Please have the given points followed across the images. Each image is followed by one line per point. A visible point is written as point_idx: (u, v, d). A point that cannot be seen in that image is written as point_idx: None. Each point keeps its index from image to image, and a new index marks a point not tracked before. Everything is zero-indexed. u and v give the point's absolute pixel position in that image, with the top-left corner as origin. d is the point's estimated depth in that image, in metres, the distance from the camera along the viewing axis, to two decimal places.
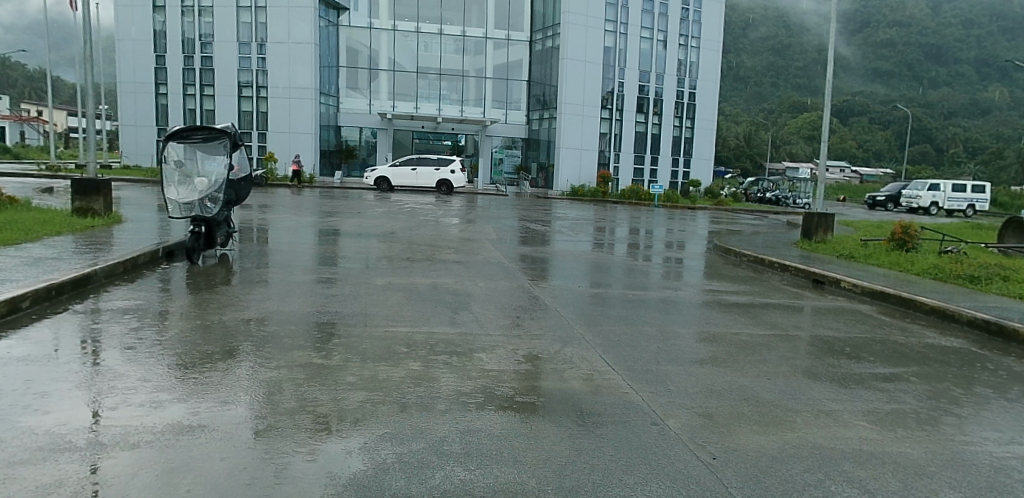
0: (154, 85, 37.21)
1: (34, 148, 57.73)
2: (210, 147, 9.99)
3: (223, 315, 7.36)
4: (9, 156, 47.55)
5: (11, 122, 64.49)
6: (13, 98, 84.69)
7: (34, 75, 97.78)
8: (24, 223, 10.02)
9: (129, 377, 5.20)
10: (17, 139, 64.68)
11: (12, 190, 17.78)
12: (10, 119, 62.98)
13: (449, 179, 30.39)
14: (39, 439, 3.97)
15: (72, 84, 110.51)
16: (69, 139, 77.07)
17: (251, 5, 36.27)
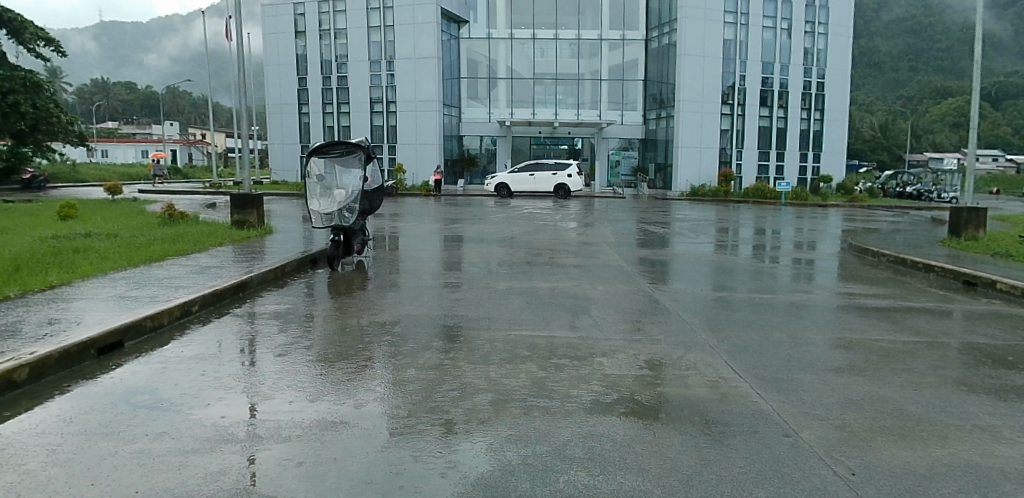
0: (298, 105, 40.32)
1: (199, 168, 64.16)
2: (347, 160, 10.75)
3: (361, 318, 7.93)
4: (179, 176, 53.08)
5: (181, 146, 72.31)
6: (181, 124, 95.01)
7: (198, 101, 109.08)
8: (193, 235, 11.25)
9: (282, 376, 5.73)
10: (185, 160, 72.06)
11: (183, 207, 19.86)
12: (179, 143, 70.55)
13: (567, 183, 30.57)
14: (206, 429, 4.49)
15: (228, 108, 122.31)
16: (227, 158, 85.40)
17: (380, 25, 38.37)
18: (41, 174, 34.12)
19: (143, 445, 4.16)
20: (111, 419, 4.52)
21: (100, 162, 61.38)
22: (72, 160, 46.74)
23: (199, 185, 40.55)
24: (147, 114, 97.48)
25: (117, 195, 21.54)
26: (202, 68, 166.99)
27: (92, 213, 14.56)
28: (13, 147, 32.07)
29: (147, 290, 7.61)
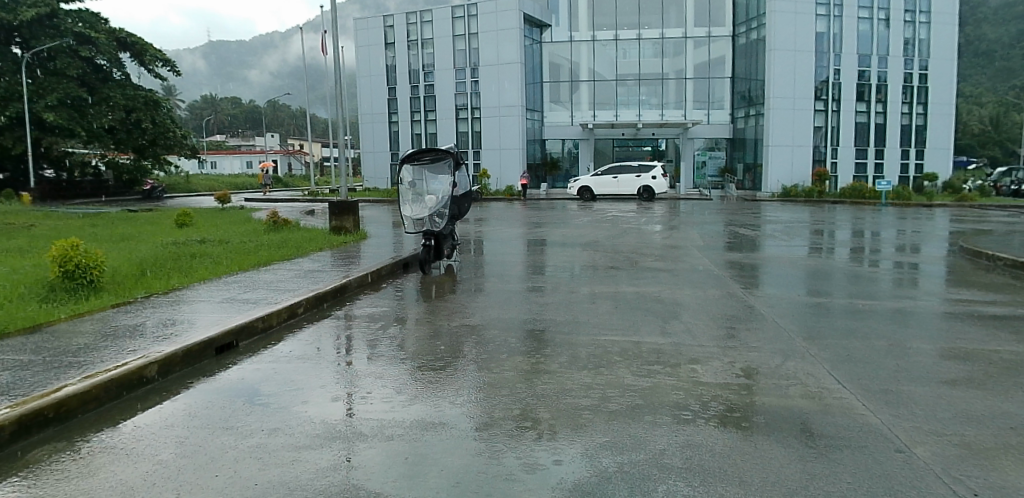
0: (388, 114, 41.72)
1: (298, 176, 67.34)
2: (437, 166, 10.98)
3: (452, 321, 8.13)
4: (279, 185, 56.04)
5: (281, 156, 76.30)
6: (281, 135, 100.43)
7: (295, 113, 114.97)
8: (295, 241, 11.85)
9: (381, 377, 5.94)
10: (285, 170, 75.98)
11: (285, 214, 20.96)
12: (279, 153, 74.51)
13: (651, 185, 30.16)
14: (315, 426, 4.72)
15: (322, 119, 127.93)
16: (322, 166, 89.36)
17: (465, 33, 39.17)
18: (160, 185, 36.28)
19: (258, 440, 4.40)
20: (231, 413, 4.84)
21: (210, 173, 65.71)
22: (186, 171, 50.29)
23: (297, 193, 42.68)
24: (250, 126, 103.61)
25: (227, 203, 23.00)
26: (299, 82, 175.70)
27: (205, 220, 15.61)
28: (136, 160, 34.80)
29: (258, 292, 8.10)
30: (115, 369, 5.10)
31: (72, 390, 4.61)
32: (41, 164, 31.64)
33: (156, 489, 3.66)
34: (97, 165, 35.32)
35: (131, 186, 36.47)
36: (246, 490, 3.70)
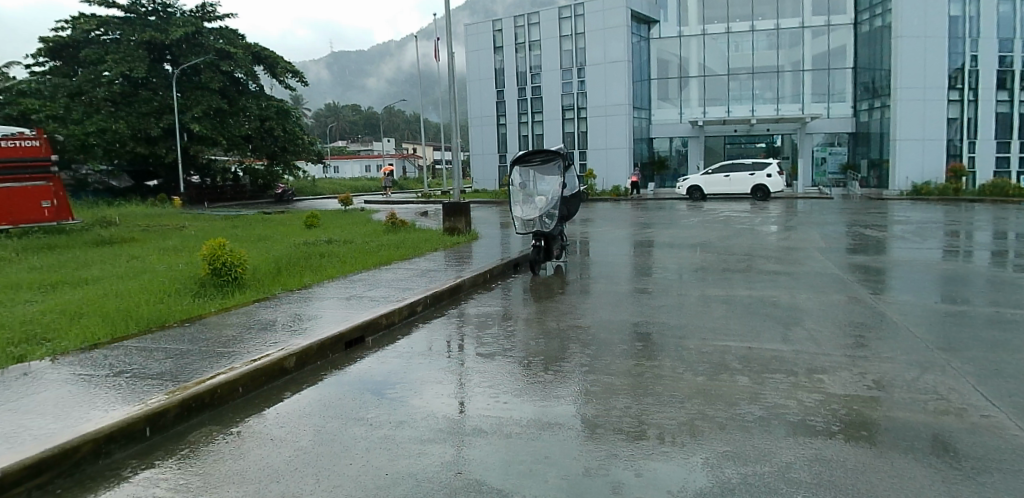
0: (496, 117, 42.50)
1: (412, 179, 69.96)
2: (547, 168, 11.13)
3: (564, 322, 8.17)
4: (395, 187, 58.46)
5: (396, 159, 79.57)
6: (396, 139, 104.57)
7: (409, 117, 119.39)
8: (411, 241, 12.33)
9: (498, 376, 6.06)
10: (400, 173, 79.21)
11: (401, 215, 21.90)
12: (394, 156, 77.73)
13: (766, 183, 28.91)
14: (438, 420, 4.85)
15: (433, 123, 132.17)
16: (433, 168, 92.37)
17: (572, 33, 39.24)
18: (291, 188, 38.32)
19: (386, 432, 4.57)
20: (361, 405, 5.09)
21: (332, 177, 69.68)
22: (311, 175, 53.57)
23: (410, 195, 44.32)
24: (369, 131, 108.55)
25: (349, 205, 24.30)
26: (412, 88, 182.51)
27: (330, 222, 16.60)
28: (269, 165, 37.41)
29: (380, 291, 8.51)
30: (257, 360, 5.51)
31: (221, 379, 5.03)
32: (190, 170, 34.66)
33: (296, 475, 3.87)
34: (236, 170, 38.27)
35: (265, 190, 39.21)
36: (377, 479, 3.82)
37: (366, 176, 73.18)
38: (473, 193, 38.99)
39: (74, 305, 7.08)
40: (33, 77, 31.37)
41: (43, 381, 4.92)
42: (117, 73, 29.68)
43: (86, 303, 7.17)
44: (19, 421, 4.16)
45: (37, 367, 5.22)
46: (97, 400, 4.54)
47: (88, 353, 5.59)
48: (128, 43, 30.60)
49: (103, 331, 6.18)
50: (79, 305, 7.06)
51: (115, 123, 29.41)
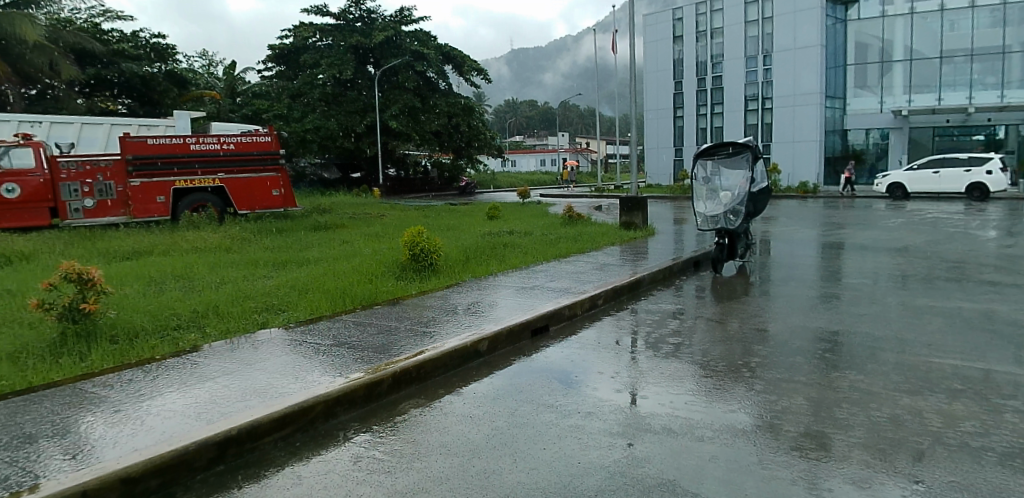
0: (673, 109, 41.44)
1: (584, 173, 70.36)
2: (734, 160, 10.71)
3: (750, 325, 7.82)
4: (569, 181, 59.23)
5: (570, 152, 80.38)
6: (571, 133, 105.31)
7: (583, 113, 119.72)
8: (590, 235, 12.47)
9: (683, 374, 5.93)
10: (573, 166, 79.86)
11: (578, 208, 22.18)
12: (568, 150, 78.57)
13: (984, 181, 25.29)
14: (625, 415, 4.82)
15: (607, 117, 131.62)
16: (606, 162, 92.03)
17: (758, 18, 37.17)
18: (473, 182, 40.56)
19: (576, 421, 4.65)
20: (549, 393, 5.25)
21: (509, 171, 72.13)
22: (491, 169, 55.68)
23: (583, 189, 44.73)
24: (545, 126, 110.29)
25: (527, 198, 25.03)
26: (588, 83, 183.08)
27: (511, 214, 17.26)
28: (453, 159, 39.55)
29: (561, 282, 8.71)
30: (454, 342, 5.90)
31: (426, 356, 5.47)
32: (387, 164, 37.40)
33: (494, 453, 4.07)
34: (425, 164, 40.78)
35: (450, 183, 41.37)
36: (570, 467, 3.90)
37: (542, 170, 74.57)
38: (648, 188, 38.31)
39: (300, 281, 8.06)
40: (263, 80, 35.63)
41: (281, 346, 5.66)
42: (328, 76, 32.88)
43: (310, 280, 8.12)
44: (267, 379, 4.83)
45: (277, 333, 6.04)
46: (325, 367, 5.14)
47: (314, 324, 6.36)
48: (338, 48, 33.68)
49: (325, 306, 6.98)
50: (305, 282, 8.01)
51: (326, 121, 32.66)
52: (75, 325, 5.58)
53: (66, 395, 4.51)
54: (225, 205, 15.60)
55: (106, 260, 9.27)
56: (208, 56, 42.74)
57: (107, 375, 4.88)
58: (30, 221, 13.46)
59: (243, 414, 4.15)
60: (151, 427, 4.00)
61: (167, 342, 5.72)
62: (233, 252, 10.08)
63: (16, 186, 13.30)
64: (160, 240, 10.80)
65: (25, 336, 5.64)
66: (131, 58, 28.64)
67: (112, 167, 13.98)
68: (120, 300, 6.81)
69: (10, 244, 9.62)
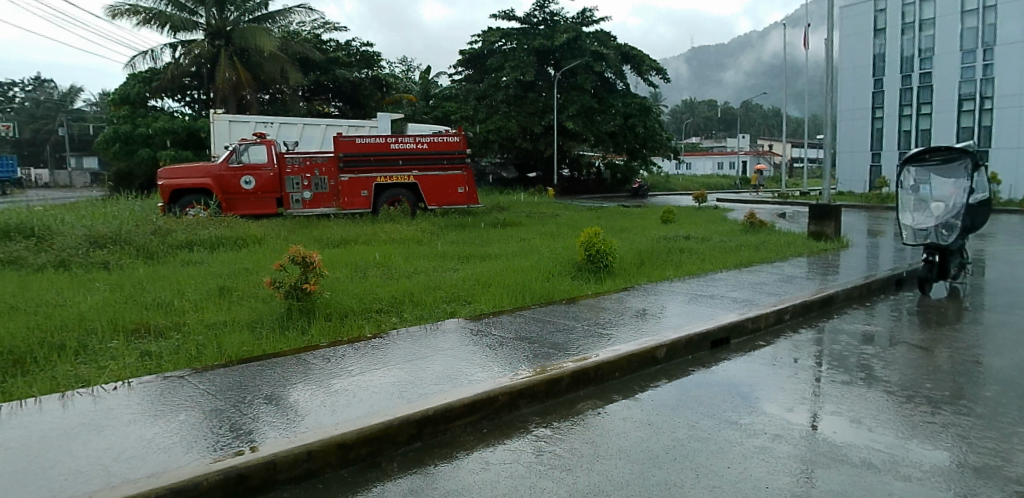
0: (871, 110, 37.85)
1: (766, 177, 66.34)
2: (949, 167, 9.66)
3: (962, 355, 6.97)
4: (749, 186, 56.25)
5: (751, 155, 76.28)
6: (751, 135, 99.98)
7: (766, 113, 113.07)
8: (774, 244, 11.82)
9: (881, 403, 5.42)
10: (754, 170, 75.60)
11: (760, 216, 21.06)
12: (749, 152, 74.59)
13: None
14: (815, 442, 4.52)
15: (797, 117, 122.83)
16: (792, 166, 85.97)
17: (977, 8, 32.74)
18: (646, 184, 39.92)
19: (762, 442, 4.45)
20: (731, 409, 5.07)
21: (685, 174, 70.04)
22: (666, 172, 54.52)
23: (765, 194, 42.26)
24: (723, 127, 105.66)
25: (704, 203, 24.20)
26: (775, 82, 172.25)
27: (687, 218, 16.83)
28: (627, 161, 39.24)
29: (744, 293, 8.35)
30: (634, 345, 5.92)
31: (605, 357, 5.54)
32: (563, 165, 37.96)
33: (676, 465, 4.02)
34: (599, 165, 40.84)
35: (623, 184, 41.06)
36: (756, 489, 3.75)
37: (718, 173, 71.60)
38: (839, 196, 35.32)
39: (484, 275, 8.52)
40: (453, 83, 37.69)
41: (468, 335, 6.03)
42: (512, 78, 34.07)
43: (493, 275, 8.56)
44: (459, 366, 5.16)
45: (464, 323, 6.47)
46: (510, 359, 5.40)
47: (498, 317, 6.72)
48: (522, 51, 34.79)
49: (507, 300, 7.34)
50: (488, 276, 8.46)
51: (508, 122, 33.99)
52: (299, 302, 6.38)
53: (291, 364, 5.16)
54: (417, 200, 16.79)
55: (319, 246, 10.42)
56: (406, 60, 46.01)
57: (323, 350, 5.53)
58: (261, 209, 15.47)
59: (438, 396, 4.48)
60: (361, 400, 4.46)
61: (370, 323, 6.37)
62: (423, 244, 10.87)
63: (252, 178, 15.33)
64: (362, 230, 11.91)
65: (259, 309, 6.55)
66: (344, 65, 31.61)
67: (326, 164, 15.68)
68: (332, 283, 7.65)
69: (244, 228, 11.14)
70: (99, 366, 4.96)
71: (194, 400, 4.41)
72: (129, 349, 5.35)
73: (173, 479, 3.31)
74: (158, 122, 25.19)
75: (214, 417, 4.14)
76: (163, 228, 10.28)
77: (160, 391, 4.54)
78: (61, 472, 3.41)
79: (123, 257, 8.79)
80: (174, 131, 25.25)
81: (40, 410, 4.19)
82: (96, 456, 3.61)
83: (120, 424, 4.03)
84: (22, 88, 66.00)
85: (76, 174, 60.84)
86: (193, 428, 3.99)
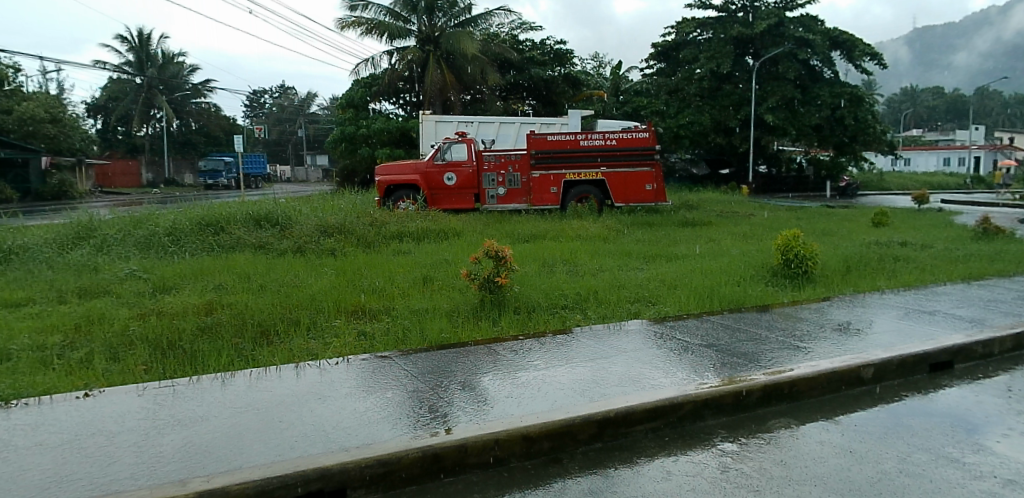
0: None
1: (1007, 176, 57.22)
2: None
3: None
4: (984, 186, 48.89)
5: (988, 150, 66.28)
6: (988, 127, 86.83)
7: (1010, 101, 97.32)
8: (1015, 256, 10.18)
9: None
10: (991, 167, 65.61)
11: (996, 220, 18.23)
12: (985, 147, 64.85)
13: None
14: None
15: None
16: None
17: None
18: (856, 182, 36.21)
19: (990, 487, 3.87)
20: (951, 445, 4.46)
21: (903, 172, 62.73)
22: (879, 170, 49.16)
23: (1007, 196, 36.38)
24: (952, 118, 92.92)
25: (924, 204, 21.51)
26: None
27: (904, 222, 15.06)
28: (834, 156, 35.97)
29: (973, 312, 7.29)
30: (835, 363, 5.47)
31: (800, 373, 5.18)
32: (759, 161, 35.80)
33: None
34: (800, 161, 37.91)
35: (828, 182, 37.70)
36: None
37: (944, 171, 63.18)
38: None
39: (670, 276, 8.37)
40: (645, 78, 37.10)
41: (652, 338, 5.98)
42: (706, 70, 32.71)
43: (680, 276, 8.37)
44: (642, 369, 5.15)
45: (647, 324, 6.43)
46: (695, 366, 5.27)
47: (684, 321, 6.58)
48: (718, 41, 33.09)
49: (694, 304, 7.15)
50: (675, 277, 8.29)
51: (701, 116, 32.83)
52: (491, 294, 6.77)
53: (483, 353, 5.50)
54: (605, 197, 16.84)
55: (510, 240, 10.91)
56: (597, 55, 46.07)
57: (511, 342, 5.82)
58: (460, 204, 16.54)
59: (620, 399, 4.51)
60: (545, 395, 4.63)
61: (556, 319, 6.57)
62: (609, 241, 10.92)
63: (453, 175, 16.42)
64: (551, 226, 12.27)
65: (456, 298, 7.06)
66: (539, 63, 32.58)
67: (519, 161, 16.35)
68: (521, 277, 8.01)
69: (445, 221, 12.01)
70: (324, 342, 5.71)
71: (399, 380, 4.88)
72: (347, 328, 6.06)
73: (380, 451, 3.69)
74: (376, 122, 27.79)
75: (413, 398, 4.55)
76: (377, 220, 11.41)
77: (371, 370, 5.09)
78: (294, 433, 3.98)
79: (345, 245, 9.90)
80: (389, 131, 27.71)
81: (280, 377, 4.92)
82: (321, 422, 4.15)
83: (339, 396, 4.59)
84: (272, 95, 76.91)
85: (310, 170, 69.59)
86: (398, 405, 4.42)
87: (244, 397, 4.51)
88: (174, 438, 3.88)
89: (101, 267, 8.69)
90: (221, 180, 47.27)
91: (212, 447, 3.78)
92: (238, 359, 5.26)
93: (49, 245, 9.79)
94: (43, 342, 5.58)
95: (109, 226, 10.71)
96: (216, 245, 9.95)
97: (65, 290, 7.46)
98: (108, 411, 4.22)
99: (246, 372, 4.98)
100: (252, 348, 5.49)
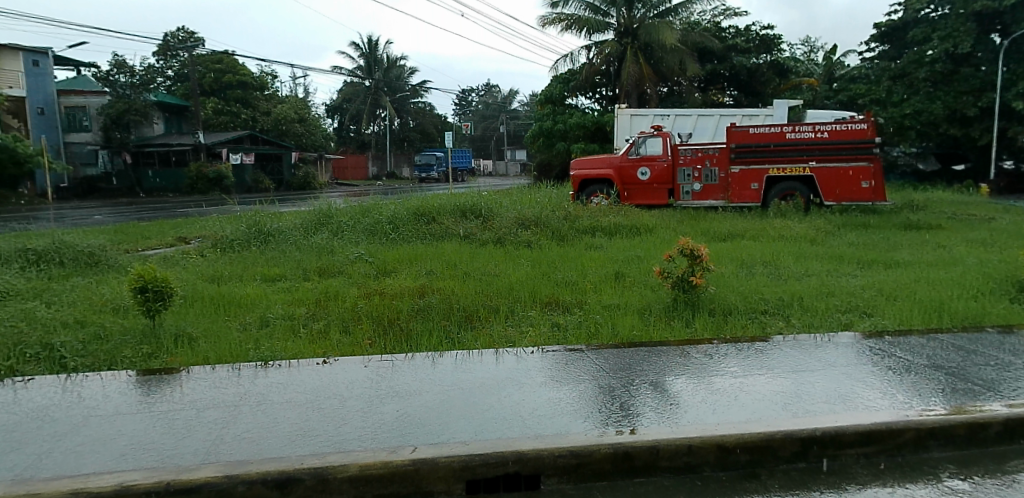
0: None
1: None
2: None
3: None
4: None
5: None
6: None
7: None
8: None
9: None
10: None
11: None
12: None
13: None
14: None
15: None
16: None
17: None
18: None
19: None
20: None
21: None
22: None
23: None
24: None
25: None
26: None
27: None
28: None
29: None
30: None
31: None
32: (1005, 156, 30.78)
33: None
34: None
35: None
36: None
37: None
38: None
39: (890, 286, 7.55)
40: (864, 62, 33.52)
41: (866, 354, 5.47)
42: (940, 52, 28.62)
43: (903, 286, 7.52)
44: (855, 388, 4.74)
45: (860, 338, 5.89)
46: (920, 389, 4.73)
47: (905, 337, 5.91)
48: (956, 17, 28.58)
49: (918, 319, 6.40)
50: (896, 287, 7.46)
51: (931, 104, 28.96)
52: (685, 294, 6.64)
53: (675, 355, 5.43)
54: (813, 194, 15.57)
55: (705, 239, 10.57)
56: (808, 39, 42.46)
57: (706, 345, 5.66)
58: (654, 199, 16.40)
59: (828, 418, 4.21)
60: (742, 404, 4.47)
61: (755, 324, 6.26)
62: (817, 244, 10.12)
63: (648, 169, 16.32)
64: (750, 225, 11.66)
65: (648, 296, 7.02)
66: (743, 51, 30.88)
67: (717, 155, 15.74)
68: (719, 279, 7.75)
69: (638, 217, 11.93)
70: (522, 331, 6.01)
71: (591, 375, 4.99)
72: (543, 319, 6.32)
73: (572, 443, 3.82)
74: (573, 117, 28.23)
75: (606, 394, 4.63)
76: (572, 214, 11.66)
77: (566, 362, 5.26)
78: (495, 416, 4.25)
79: (540, 238, 10.26)
80: (584, 126, 28.04)
81: (482, 361, 5.27)
82: (516, 408, 4.38)
83: (536, 385, 4.81)
84: (478, 93, 81.67)
85: (510, 164, 72.93)
86: (591, 400, 4.53)
87: (451, 378, 4.90)
88: (391, 408, 4.34)
89: (335, 250, 9.89)
90: (433, 174, 51.89)
91: (423, 420, 4.17)
92: (446, 341, 5.72)
93: (297, 229, 11.36)
94: (292, 313, 6.53)
95: (342, 213, 12.14)
96: (427, 234, 10.86)
97: (308, 269, 8.64)
98: (340, 378, 4.84)
99: (452, 354, 5.40)
100: (456, 331, 5.95)
